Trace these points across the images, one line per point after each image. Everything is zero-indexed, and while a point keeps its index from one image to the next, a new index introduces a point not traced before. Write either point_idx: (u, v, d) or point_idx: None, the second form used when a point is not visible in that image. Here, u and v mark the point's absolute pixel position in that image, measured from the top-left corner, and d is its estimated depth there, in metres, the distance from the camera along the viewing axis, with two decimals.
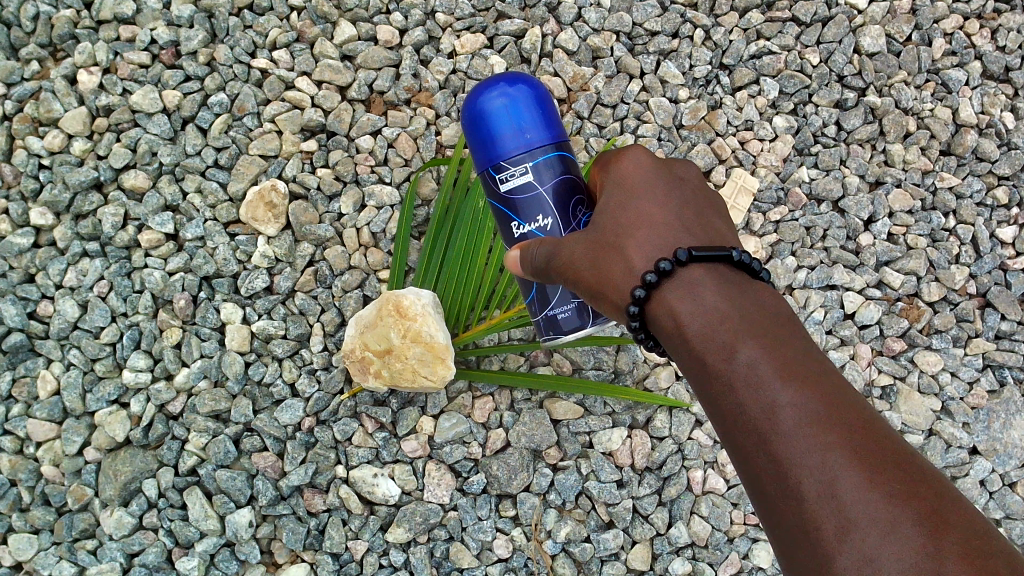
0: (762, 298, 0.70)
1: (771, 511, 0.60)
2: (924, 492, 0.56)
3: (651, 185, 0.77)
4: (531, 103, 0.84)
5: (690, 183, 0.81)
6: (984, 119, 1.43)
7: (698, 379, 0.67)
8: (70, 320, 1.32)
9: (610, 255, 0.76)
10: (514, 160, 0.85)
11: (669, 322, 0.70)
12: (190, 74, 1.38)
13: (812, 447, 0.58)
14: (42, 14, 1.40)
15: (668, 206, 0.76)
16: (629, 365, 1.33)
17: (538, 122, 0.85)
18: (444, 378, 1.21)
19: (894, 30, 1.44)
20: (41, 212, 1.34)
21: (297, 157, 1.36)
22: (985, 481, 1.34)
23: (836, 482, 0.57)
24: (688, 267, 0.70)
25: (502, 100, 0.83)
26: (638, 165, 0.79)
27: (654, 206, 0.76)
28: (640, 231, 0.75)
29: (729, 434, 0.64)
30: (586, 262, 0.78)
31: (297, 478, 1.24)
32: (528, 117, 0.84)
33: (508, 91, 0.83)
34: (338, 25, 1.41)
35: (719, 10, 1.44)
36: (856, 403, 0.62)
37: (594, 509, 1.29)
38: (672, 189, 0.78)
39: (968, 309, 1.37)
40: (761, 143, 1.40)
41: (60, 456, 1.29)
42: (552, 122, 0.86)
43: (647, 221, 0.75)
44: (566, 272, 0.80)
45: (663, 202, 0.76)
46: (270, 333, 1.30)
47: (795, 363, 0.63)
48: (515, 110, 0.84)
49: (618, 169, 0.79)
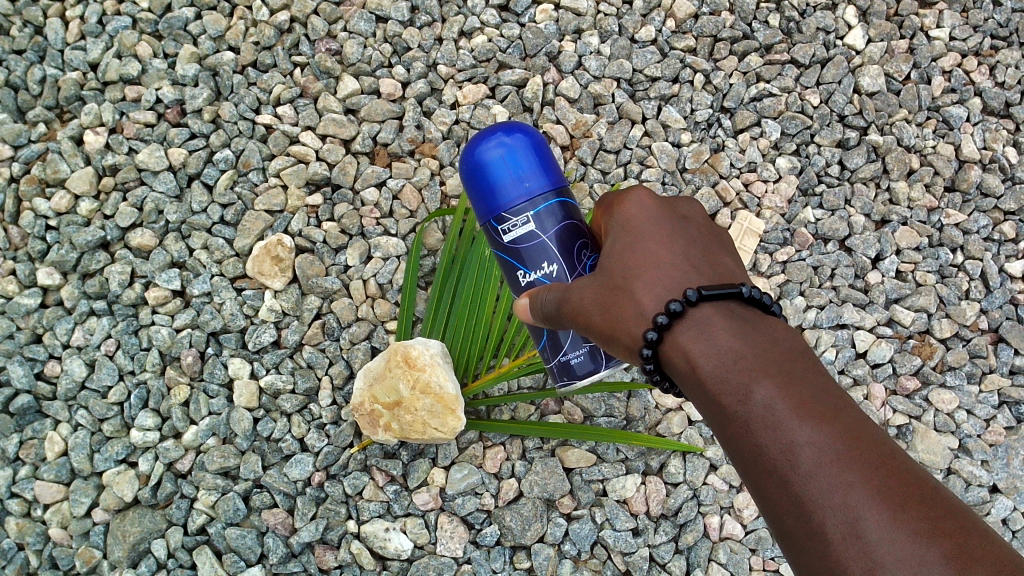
0: (777, 332, 0.69)
1: (798, 555, 0.59)
2: (950, 527, 0.54)
3: (656, 228, 0.77)
4: (528, 150, 0.84)
5: (695, 220, 0.80)
6: (987, 154, 1.43)
7: (715, 419, 0.66)
8: (78, 380, 1.31)
9: (619, 300, 0.75)
10: (514, 211, 0.85)
11: (683, 363, 0.69)
12: (195, 132, 1.40)
13: (833, 487, 0.57)
14: (49, 77, 1.43)
15: (675, 248, 0.75)
16: (641, 411, 1.32)
17: (536, 169, 0.85)
18: (455, 429, 1.20)
19: (892, 69, 1.45)
20: (48, 271, 1.35)
21: (302, 211, 1.36)
22: (1007, 520, 1.31)
23: (860, 523, 0.55)
24: (699, 307, 0.69)
25: (499, 150, 0.83)
26: (640, 208, 0.78)
27: (661, 247, 0.75)
28: (647, 274, 0.74)
29: (750, 476, 0.63)
30: (595, 308, 0.78)
31: (307, 535, 1.22)
32: (526, 165, 0.84)
33: (505, 140, 0.83)
34: (341, 80, 1.42)
35: (718, 54, 1.45)
36: (876, 435, 0.60)
37: (610, 559, 1.27)
38: (677, 228, 0.77)
39: (981, 345, 1.35)
40: (765, 184, 1.41)
41: (68, 518, 1.27)
42: (550, 167, 0.87)
43: (652, 265, 0.74)
44: (577, 318, 0.80)
45: (670, 244, 0.76)
46: (278, 388, 1.29)
47: (812, 399, 0.62)
48: (513, 160, 0.84)
49: (622, 213, 0.79)
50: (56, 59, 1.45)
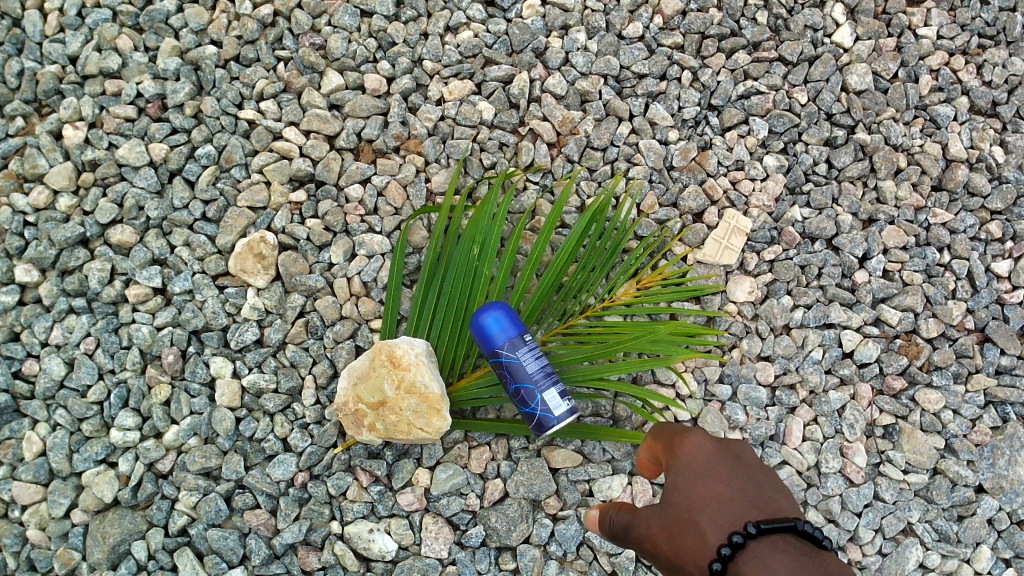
0: (834, 563, 0.74)
1: None
2: None
3: (718, 487, 0.85)
4: (508, 321, 1.13)
5: (748, 460, 0.91)
6: (974, 153, 1.43)
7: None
8: (56, 378, 1.29)
9: (685, 534, 0.83)
10: (505, 356, 1.12)
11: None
12: (176, 126, 1.37)
13: None
14: (27, 70, 1.40)
15: (735, 486, 0.85)
16: (628, 411, 1.31)
17: (512, 333, 1.13)
18: (439, 429, 1.19)
19: (880, 67, 1.45)
20: (26, 268, 1.32)
21: (286, 208, 1.34)
22: (992, 520, 1.31)
23: None
24: (757, 540, 0.76)
25: (489, 317, 1.13)
26: (697, 445, 0.91)
27: (719, 485, 0.85)
28: (710, 505, 0.83)
29: None
30: (663, 536, 0.86)
31: (290, 536, 1.22)
32: (506, 329, 1.12)
33: (494, 313, 1.13)
34: (325, 75, 1.40)
35: (706, 51, 1.44)
36: None
37: (596, 560, 1.26)
38: (735, 470, 0.88)
39: (967, 344, 1.35)
40: (752, 183, 1.40)
41: (46, 519, 1.25)
42: (523, 334, 1.13)
43: (714, 497, 0.84)
44: (642, 542, 0.88)
45: (732, 490, 0.84)
46: (261, 387, 1.27)
47: None
48: (497, 322, 1.12)
49: (682, 450, 0.92)
50: (34, 51, 1.42)
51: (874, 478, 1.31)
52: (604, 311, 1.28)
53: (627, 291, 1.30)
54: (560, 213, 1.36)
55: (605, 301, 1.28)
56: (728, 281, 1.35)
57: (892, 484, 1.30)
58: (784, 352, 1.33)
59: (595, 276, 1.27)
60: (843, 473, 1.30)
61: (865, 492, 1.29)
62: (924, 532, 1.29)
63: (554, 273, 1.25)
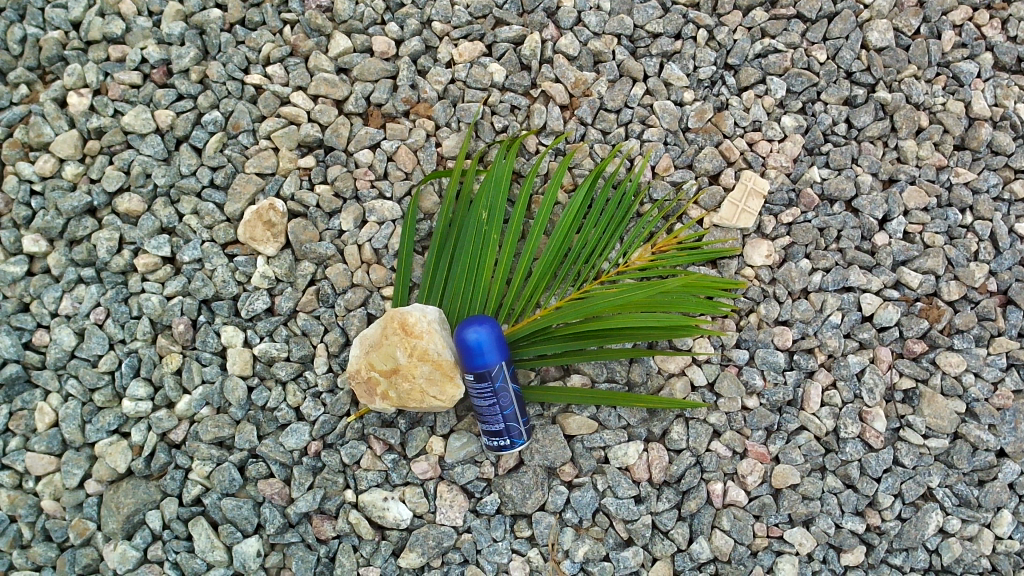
0: None
1: None
2: None
3: None
4: (494, 342, 1.12)
5: None
6: (998, 111, 1.39)
7: None
8: (67, 349, 1.28)
9: None
10: (499, 366, 1.13)
11: None
12: (182, 93, 1.35)
13: None
14: (30, 36, 1.38)
15: None
16: (643, 376, 1.29)
17: (498, 357, 1.12)
18: (453, 398, 1.18)
19: (902, 24, 1.40)
20: (33, 238, 1.31)
21: (295, 173, 1.33)
22: (1014, 485, 1.29)
23: None
24: None
25: (475, 336, 1.11)
26: None
27: None
28: None
29: None
30: None
31: (304, 505, 1.22)
32: (491, 352, 1.11)
33: (481, 332, 1.11)
34: (332, 37, 1.37)
35: (722, 9, 1.40)
36: None
37: (612, 527, 1.25)
38: None
39: (990, 307, 1.33)
40: (770, 144, 1.37)
41: (61, 489, 1.25)
42: (505, 355, 1.14)
43: None
44: None
45: None
46: (272, 355, 1.27)
47: None
48: (481, 343, 1.11)
49: None
50: (36, 17, 1.39)
51: (894, 442, 1.29)
52: (618, 275, 1.27)
53: (643, 254, 1.28)
54: (573, 176, 1.35)
55: (619, 266, 1.27)
56: (745, 245, 1.33)
57: (911, 449, 1.28)
58: (803, 316, 1.31)
59: (606, 241, 1.26)
60: (862, 438, 1.28)
61: (884, 457, 1.27)
62: (945, 497, 1.27)
63: (564, 238, 1.25)
